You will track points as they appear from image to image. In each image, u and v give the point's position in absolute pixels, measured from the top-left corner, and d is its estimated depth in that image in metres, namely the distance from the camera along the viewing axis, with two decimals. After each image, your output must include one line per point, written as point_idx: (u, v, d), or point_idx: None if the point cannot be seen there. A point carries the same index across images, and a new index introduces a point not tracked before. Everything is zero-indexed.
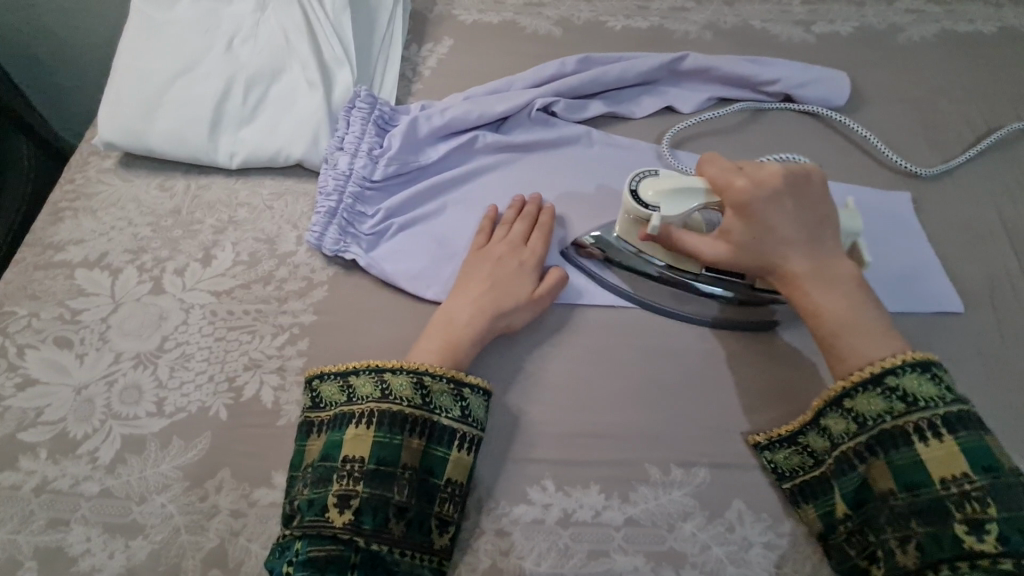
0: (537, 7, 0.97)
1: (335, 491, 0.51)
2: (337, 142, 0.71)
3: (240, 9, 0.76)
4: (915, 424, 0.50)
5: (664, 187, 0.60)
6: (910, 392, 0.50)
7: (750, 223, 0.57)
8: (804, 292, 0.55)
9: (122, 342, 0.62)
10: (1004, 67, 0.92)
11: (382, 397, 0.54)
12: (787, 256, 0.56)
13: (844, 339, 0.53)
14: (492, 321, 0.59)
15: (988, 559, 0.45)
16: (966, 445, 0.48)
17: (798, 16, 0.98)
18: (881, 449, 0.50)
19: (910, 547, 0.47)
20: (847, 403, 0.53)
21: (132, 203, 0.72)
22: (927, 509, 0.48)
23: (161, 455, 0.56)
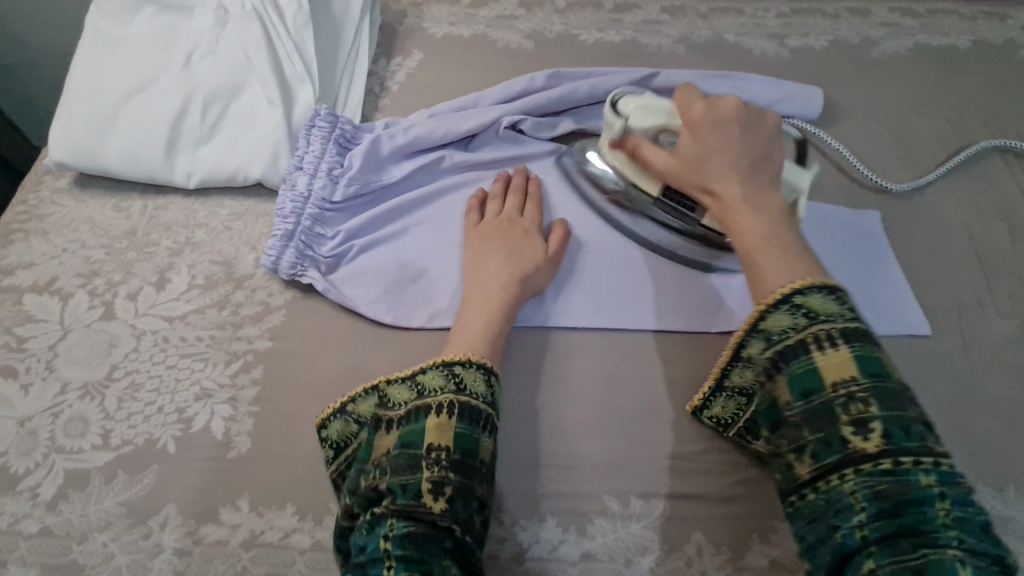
0: (509, 20, 0.96)
1: (426, 478, 0.46)
2: (296, 162, 0.70)
3: (199, 24, 0.75)
4: (815, 334, 0.45)
5: (645, 102, 0.64)
6: (814, 308, 0.46)
7: (697, 140, 0.57)
8: (731, 211, 0.53)
9: (68, 371, 0.60)
10: (977, 81, 0.92)
11: (458, 388, 0.50)
12: (723, 174, 0.55)
13: (759, 254, 0.50)
14: (518, 286, 0.61)
15: (870, 462, 0.40)
16: (863, 357, 0.44)
17: (772, 29, 0.97)
18: (784, 363, 0.45)
19: (805, 457, 0.43)
20: (759, 321, 0.48)
21: (85, 224, 0.70)
22: (818, 414, 0.43)
23: (104, 490, 0.54)
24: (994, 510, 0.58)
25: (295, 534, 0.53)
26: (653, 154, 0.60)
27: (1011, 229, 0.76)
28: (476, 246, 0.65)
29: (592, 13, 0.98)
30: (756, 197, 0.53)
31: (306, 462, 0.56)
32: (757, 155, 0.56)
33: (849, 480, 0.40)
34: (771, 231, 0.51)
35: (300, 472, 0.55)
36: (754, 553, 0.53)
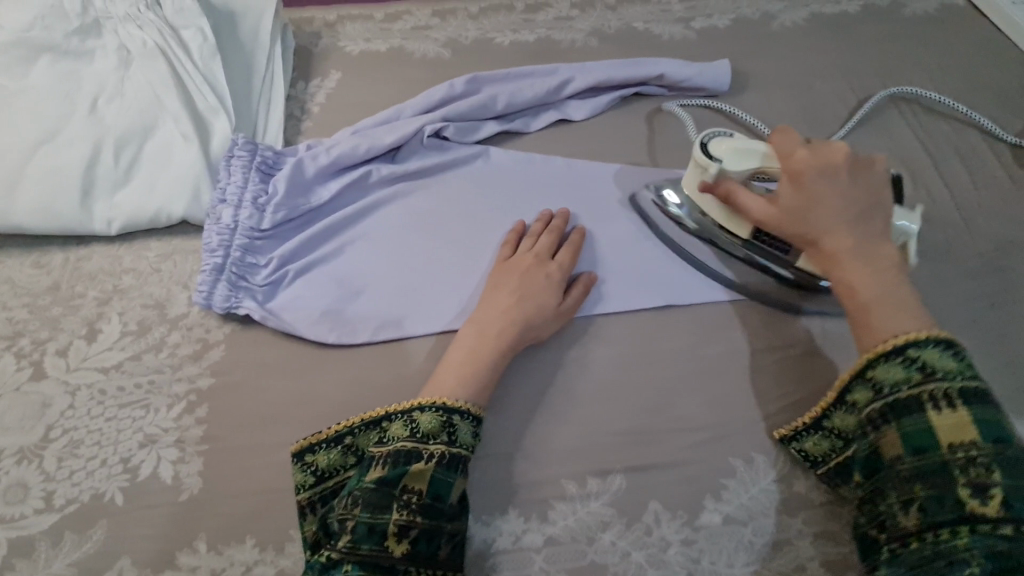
0: (424, 31, 0.97)
1: (395, 520, 0.48)
2: (219, 194, 0.69)
3: (102, 68, 0.73)
4: (931, 393, 0.47)
5: (736, 145, 0.64)
6: (931, 364, 0.47)
7: (801, 191, 0.56)
8: (840, 264, 0.54)
9: (2, 438, 0.58)
10: (869, 42, 0.98)
11: (450, 440, 0.52)
12: (830, 229, 0.55)
13: (873, 317, 0.51)
14: (519, 333, 0.60)
15: (988, 525, 0.42)
16: (982, 419, 0.45)
17: (678, 14, 1.02)
18: (894, 416, 0.48)
19: (913, 510, 0.45)
20: (869, 372, 0.50)
21: (5, 285, 0.68)
22: (932, 473, 0.45)
23: (52, 553, 0.52)
24: None
25: (257, 566, 0.52)
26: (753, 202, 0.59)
27: (914, 175, 0.81)
28: (495, 279, 0.64)
29: (504, 16, 1.00)
30: (867, 254, 0.54)
31: (261, 493, 0.55)
32: (864, 202, 0.55)
33: (964, 537, 0.42)
34: (884, 285, 0.52)
35: (255, 503, 0.55)
36: (708, 512, 0.55)
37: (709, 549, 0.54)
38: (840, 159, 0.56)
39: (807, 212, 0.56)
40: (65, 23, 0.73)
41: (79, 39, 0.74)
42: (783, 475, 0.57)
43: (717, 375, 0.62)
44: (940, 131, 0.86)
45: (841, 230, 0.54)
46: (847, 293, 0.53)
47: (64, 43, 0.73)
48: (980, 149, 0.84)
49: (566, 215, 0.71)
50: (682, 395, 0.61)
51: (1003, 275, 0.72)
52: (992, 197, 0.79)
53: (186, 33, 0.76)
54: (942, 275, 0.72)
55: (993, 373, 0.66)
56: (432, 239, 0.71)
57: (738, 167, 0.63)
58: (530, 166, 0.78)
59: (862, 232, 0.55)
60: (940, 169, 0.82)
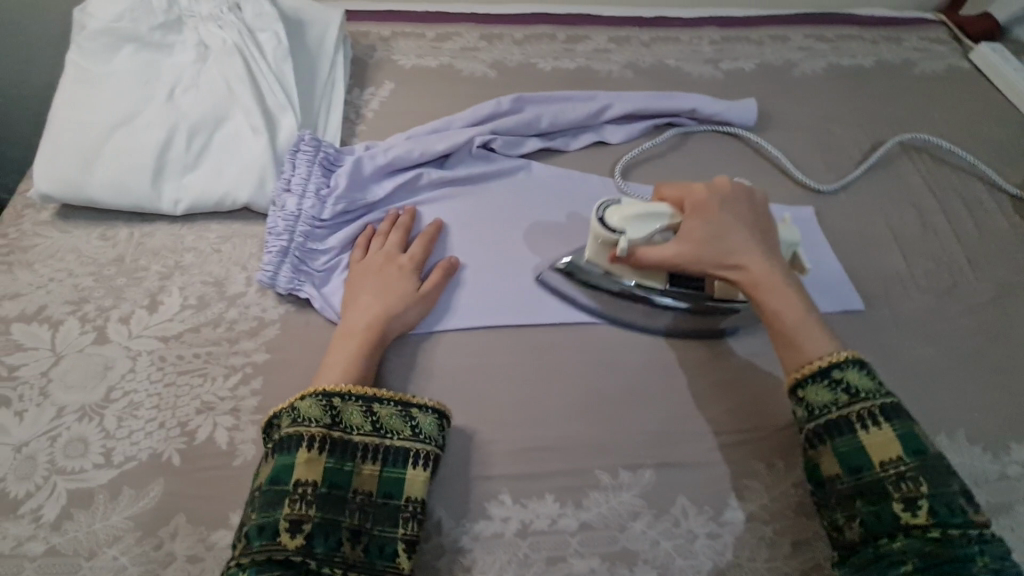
0: (472, 52, 1.04)
1: (285, 515, 0.51)
2: (284, 183, 0.74)
3: (181, 60, 0.78)
4: (859, 413, 0.53)
5: (631, 213, 0.64)
6: (854, 384, 0.54)
7: (710, 218, 0.62)
8: (764, 290, 0.59)
9: (64, 395, 0.61)
10: (882, 94, 1.06)
11: (331, 423, 0.55)
12: (744, 254, 0.61)
13: (796, 333, 0.57)
14: (386, 325, 0.64)
15: (920, 530, 0.49)
16: (903, 433, 0.53)
17: (707, 55, 1.10)
18: (828, 436, 0.54)
19: (856, 523, 0.51)
20: (798, 393, 0.56)
21: (71, 253, 0.71)
22: (868, 488, 0.51)
23: (110, 507, 0.55)
24: None
25: None
26: (667, 248, 0.62)
27: (920, 217, 0.88)
28: (352, 285, 0.67)
29: (547, 44, 1.07)
30: (781, 276, 0.61)
31: None
32: (759, 225, 0.63)
33: (901, 543, 0.49)
34: (797, 305, 0.59)
35: None
36: (732, 509, 0.59)
37: (733, 544, 0.57)
38: (727, 189, 0.65)
39: (724, 240, 0.61)
40: (151, 17, 0.79)
41: (161, 33, 0.79)
42: (801, 480, 0.61)
43: (742, 384, 0.66)
44: (944, 179, 0.93)
45: (755, 253, 0.61)
46: (773, 314, 0.59)
47: (148, 36, 0.78)
48: (982, 197, 0.91)
49: (414, 214, 0.75)
50: (709, 401, 0.65)
51: (1002, 312, 0.78)
52: (992, 241, 0.85)
53: (263, 36, 0.82)
54: (946, 309, 0.78)
55: (994, 399, 0.70)
56: (477, 240, 0.76)
57: (642, 230, 0.63)
58: (570, 182, 0.84)
59: (770, 256, 0.62)
60: (944, 213, 0.88)
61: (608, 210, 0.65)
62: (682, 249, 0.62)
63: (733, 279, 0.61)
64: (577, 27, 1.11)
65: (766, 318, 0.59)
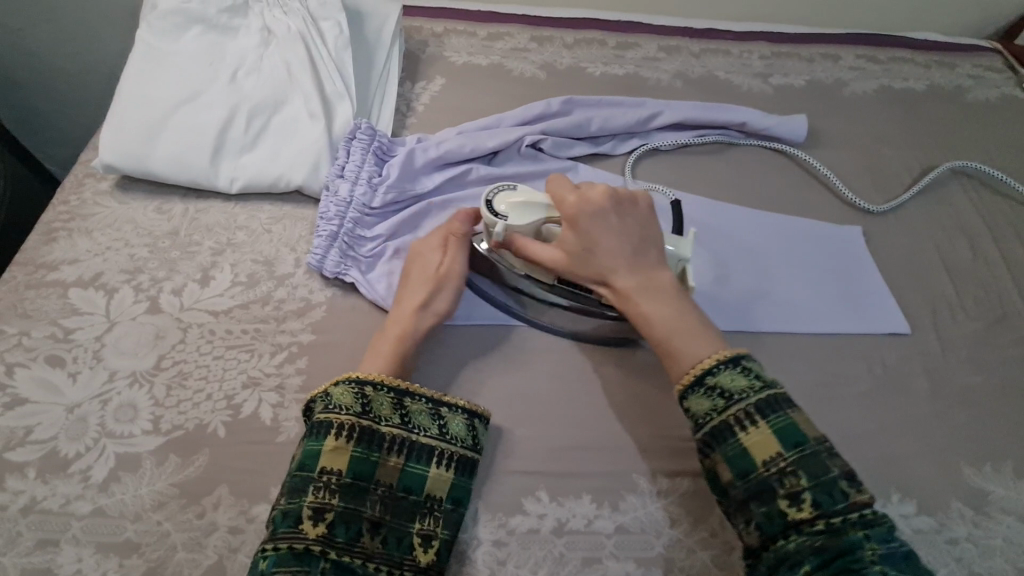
0: (522, 52, 1.05)
1: (310, 502, 0.51)
2: (337, 170, 0.75)
3: (245, 43, 0.80)
4: (735, 416, 0.51)
5: (516, 200, 0.65)
6: (727, 387, 0.52)
7: (579, 233, 0.59)
8: (633, 301, 0.58)
9: (117, 361, 0.62)
10: (934, 119, 1.05)
11: (361, 412, 0.55)
12: (613, 265, 0.59)
13: (673, 343, 0.56)
14: (418, 316, 0.63)
15: (807, 525, 0.47)
16: (779, 428, 0.50)
17: (757, 69, 1.09)
18: (715, 444, 0.52)
19: (753, 528, 0.49)
20: (684, 402, 0.54)
21: (129, 224, 0.73)
22: (758, 490, 0.49)
23: (156, 472, 0.56)
24: (977, 486, 0.64)
25: None
26: (545, 253, 0.62)
27: (971, 244, 0.86)
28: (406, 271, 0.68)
29: (597, 49, 1.08)
30: (649, 283, 0.58)
31: None
32: (638, 235, 0.60)
33: (793, 542, 0.47)
34: (675, 314, 0.57)
35: None
36: None
37: None
38: (603, 199, 0.61)
39: (594, 254, 0.59)
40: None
41: (228, 16, 0.80)
42: None
43: None
44: (997, 207, 0.91)
45: (627, 264, 0.59)
46: (645, 324, 0.57)
47: (215, 18, 0.80)
48: None
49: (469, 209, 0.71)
50: None
51: None
52: None
53: (326, 24, 0.83)
54: (996, 339, 0.76)
55: None
56: None
57: (524, 219, 0.64)
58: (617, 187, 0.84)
59: (643, 264, 0.59)
60: (995, 242, 0.87)
61: (498, 196, 0.66)
62: (559, 259, 0.61)
63: (607, 287, 0.60)
64: (626, 35, 1.11)
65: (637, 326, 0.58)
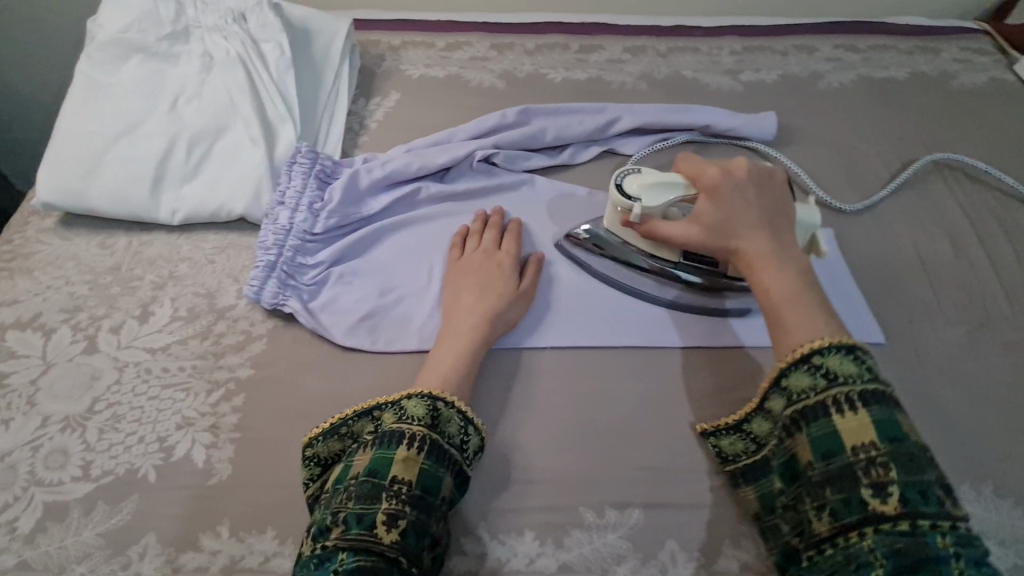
0: (481, 61, 1.02)
1: (384, 509, 0.48)
2: (278, 197, 0.73)
3: (185, 71, 0.79)
4: (835, 397, 0.46)
5: (648, 181, 0.65)
6: (834, 370, 0.47)
7: (716, 202, 0.59)
8: (757, 271, 0.55)
9: (50, 405, 0.61)
10: (915, 108, 1.00)
11: (432, 426, 0.53)
12: (745, 232, 0.57)
13: (788, 319, 0.51)
14: (491, 324, 0.63)
15: (889, 523, 0.41)
16: (880, 419, 0.45)
17: (726, 66, 1.05)
18: (804, 422, 0.47)
19: (825, 514, 0.44)
20: (781, 381, 0.50)
21: (70, 261, 0.72)
22: (839, 476, 0.44)
23: (83, 522, 0.54)
24: None
25: (275, 558, 0.53)
26: (674, 227, 0.62)
27: (953, 243, 0.81)
28: (451, 284, 0.68)
29: (559, 54, 1.05)
30: (777, 255, 0.55)
31: (286, 486, 0.57)
32: (773, 213, 0.58)
33: (868, 538, 0.41)
34: (797, 288, 0.53)
35: (279, 496, 0.56)
36: (724, 558, 0.54)
37: None
38: (744, 172, 0.60)
39: (725, 226, 0.58)
40: (158, 28, 0.79)
41: (168, 44, 0.79)
42: None
43: None
44: (982, 202, 0.86)
45: (759, 237, 0.56)
46: (763, 293, 0.54)
47: (154, 46, 0.78)
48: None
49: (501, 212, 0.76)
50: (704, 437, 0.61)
51: None
52: None
53: (266, 46, 0.81)
54: (979, 346, 0.71)
55: None
56: None
57: (659, 201, 0.64)
58: (573, 198, 0.81)
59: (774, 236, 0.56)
60: (980, 239, 0.82)
61: (627, 178, 0.67)
62: (688, 228, 0.60)
63: (732, 257, 0.58)
64: (590, 37, 1.08)
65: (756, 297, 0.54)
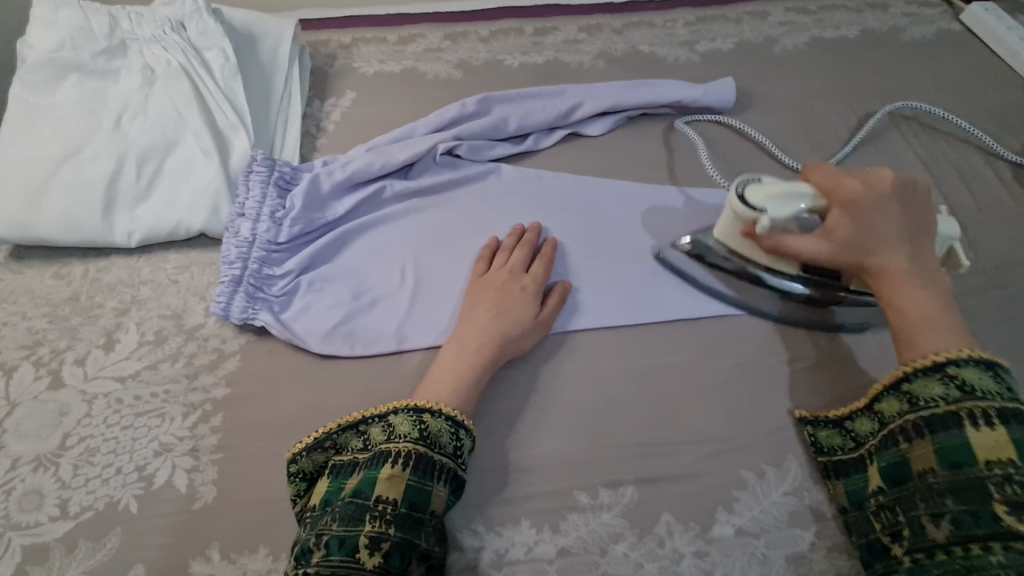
0: (436, 53, 1.00)
1: (367, 532, 0.48)
2: (238, 208, 0.71)
3: (127, 86, 0.75)
4: (970, 411, 0.48)
5: (774, 191, 0.59)
6: (971, 383, 0.49)
7: (857, 220, 0.55)
8: (895, 289, 0.54)
9: (19, 446, 0.59)
10: (868, 65, 1.01)
11: (422, 439, 0.52)
12: (886, 249, 0.55)
13: (922, 337, 0.52)
14: (499, 346, 0.61)
15: (1023, 542, 0.44)
16: (1021, 439, 0.46)
17: (682, 37, 1.05)
18: (929, 431, 0.50)
19: (944, 523, 0.47)
20: (906, 386, 0.52)
21: (26, 295, 0.69)
22: (964, 487, 0.47)
23: (66, 561, 0.53)
24: None
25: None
26: (805, 245, 0.57)
27: None
28: (470, 298, 0.66)
29: (514, 39, 1.03)
30: (919, 274, 0.55)
31: (274, 502, 0.56)
32: (918, 228, 0.56)
33: (998, 554, 0.45)
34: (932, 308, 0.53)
35: (267, 512, 0.55)
36: (719, 524, 0.55)
37: (722, 562, 0.54)
38: (888, 186, 0.57)
39: (863, 240, 0.55)
40: (93, 44, 0.76)
41: (105, 59, 0.76)
42: (794, 488, 0.57)
43: (724, 389, 0.62)
44: (937, 149, 0.88)
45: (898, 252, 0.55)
46: (904, 318, 0.53)
47: (91, 63, 0.75)
48: (979, 168, 0.85)
49: (538, 228, 0.73)
50: (690, 407, 0.61)
51: (1010, 291, 0.73)
52: (995, 216, 0.80)
53: (210, 54, 0.79)
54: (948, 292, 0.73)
55: None
56: (441, 252, 0.72)
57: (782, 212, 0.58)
58: (541, 183, 0.80)
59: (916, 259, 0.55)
60: (942, 188, 0.83)
61: (748, 187, 0.61)
62: (821, 245, 0.56)
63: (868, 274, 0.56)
64: (544, 20, 1.07)
65: (890, 318, 0.55)
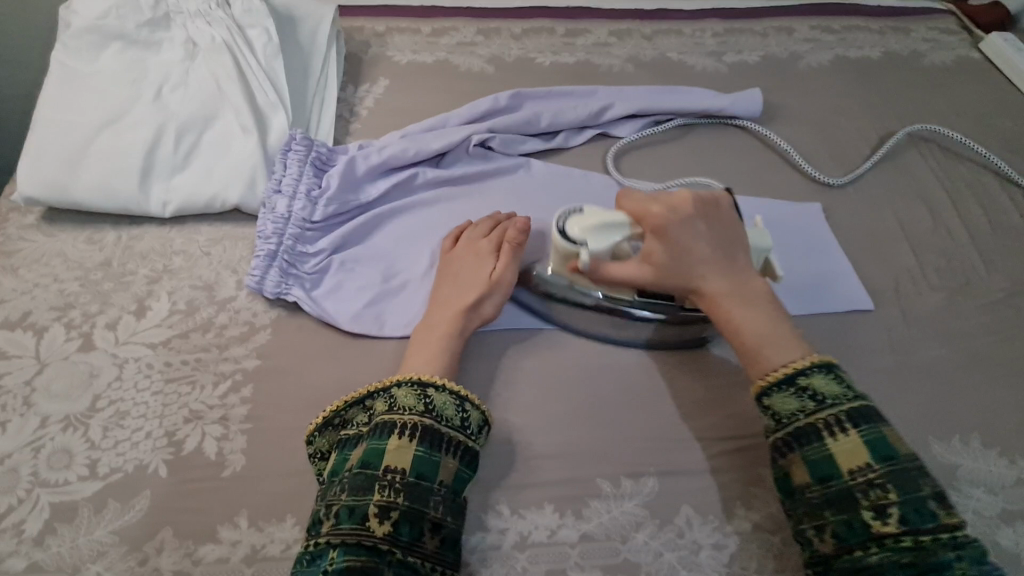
0: (469, 47, 1.01)
1: (376, 501, 0.49)
2: (275, 185, 0.72)
3: (169, 57, 0.76)
4: (825, 420, 0.51)
5: (591, 223, 0.61)
6: (820, 391, 0.52)
7: (668, 244, 0.59)
8: (726, 309, 0.58)
9: (48, 405, 0.59)
10: (890, 86, 1.03)
11: (427, 411, 0.53)
12: (703, 272, 0.59)
13: (762, 352, 0.55)
14: (464, 317, 0.62)
15: (893, 539, 0.46)
16: (870, 439, 0.50)
17: (710, 47, 1.07)
18: (798, 445, 0.51)
19: (827, 536, 0.49)
20: (764, 402, 0.54)
21: (57, 258, 0.69)
22: (838, 497, 0.49)
23: (94, 520, 0.53)
24: (945, 461, 0.63)
25: (297, 544, 0.53)
26: (628, 272, 0.60)
27: (933, 213, 0.85)
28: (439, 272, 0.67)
29: (546, 38, 1.05)
30: (741, 289, 0.58)
31: (303, 474, 0.56)
32: (726, 240, 0.60)
33: (874, 554, 0.46)
34: (761, 318, 0.57)
35: (295, 483, 0.56)
36: (738, 519, 0.56)
37: (740, 556, 0.55)
38: (688, 206, 0.61)
39: (681, 263, 0.59)
40: (137, 14, 0.76)
41: (148, 30, 0.77)
42: None
43: (744, 390, 0.64)
44: (957, 172, 0.90)
45: (715, 267, 0.59)
46: (735, 330, 0.57)
47: (134, 33, 0.76)
48: (994, 191, 0.88)
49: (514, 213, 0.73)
50: (711, 405, 0.63)
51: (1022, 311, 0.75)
52: (1009, 238, 0.82)
53: (252, 32, 0.80)
54: (960, 309, 0.75)
55: (1011, 402, 0.68)
56: None
57: (604, 241, 0.61)
58: (571, 180, 0.81)
59: (728, 268, 0.59)
60: (958, 209, 0.85)
61: (569, 220, 0.62)
62: (645, 272, 0.60)
63: (694, 294, 0.60)
64: (576, 21, 1.08)
65: (727, 334, 0.58)
